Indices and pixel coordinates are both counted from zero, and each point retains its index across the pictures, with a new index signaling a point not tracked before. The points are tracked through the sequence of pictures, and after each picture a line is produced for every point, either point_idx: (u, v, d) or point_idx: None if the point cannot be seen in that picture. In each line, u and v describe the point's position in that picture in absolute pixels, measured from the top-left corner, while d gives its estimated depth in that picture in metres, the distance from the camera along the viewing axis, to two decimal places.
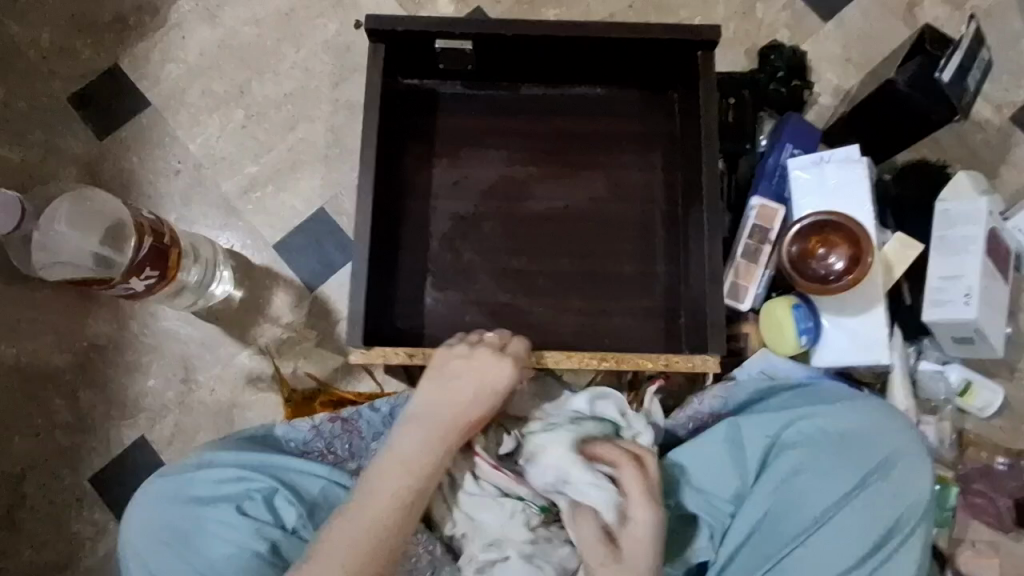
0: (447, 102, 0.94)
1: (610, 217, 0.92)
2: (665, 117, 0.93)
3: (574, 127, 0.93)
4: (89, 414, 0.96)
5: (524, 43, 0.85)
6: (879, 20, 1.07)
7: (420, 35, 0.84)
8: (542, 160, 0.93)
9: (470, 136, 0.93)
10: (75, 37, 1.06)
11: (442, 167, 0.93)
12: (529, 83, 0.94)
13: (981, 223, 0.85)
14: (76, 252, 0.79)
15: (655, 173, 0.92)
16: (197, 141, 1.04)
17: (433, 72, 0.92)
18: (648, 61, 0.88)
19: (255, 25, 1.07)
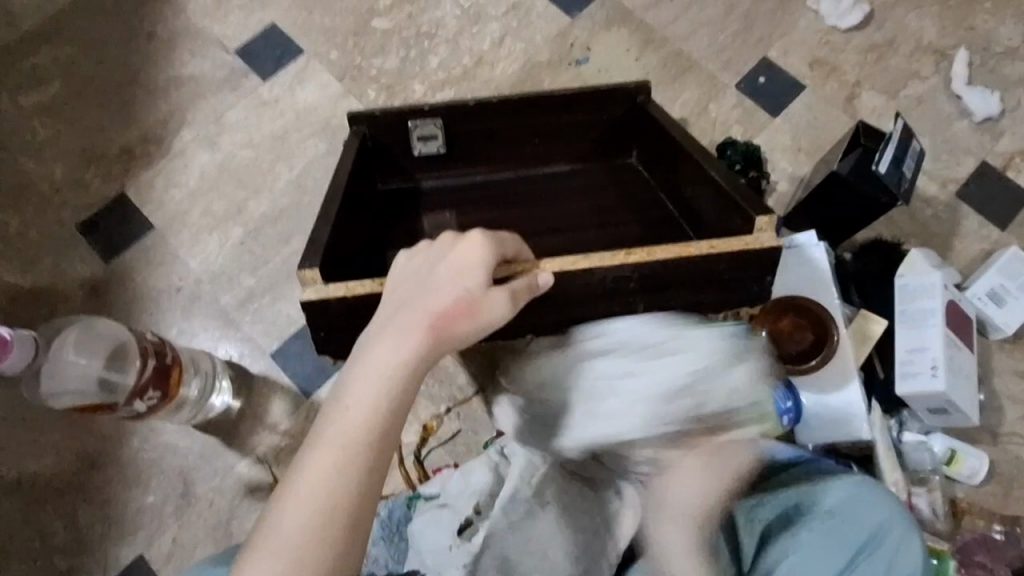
0: (427, 194, 1.00)
1: (599, 238, 0.96)
2: (628, 175, 1.01)
3: (549, 196, 0.99)
4: (88, 535, 0.96)
5: (490, 113, 0.93)
6: (820, 114, 1.18)
7: (396, 118, 0.92)
8: (523, 207, 0.98)
9: (455, 203, 0.99)
10: (85, 168, 1.15)
11: (430, 222, 0.98)
12: (504, 168, 1.00)
13: (938, 297, 0.90)
14: (76, 377, 0.82)
15: (631, 208, 0.98)
16: (197, 257, 1.10)
17: (409, 168, 0.99)
18: (605, 125, 0.98)
19: (252, 149, 1.17)
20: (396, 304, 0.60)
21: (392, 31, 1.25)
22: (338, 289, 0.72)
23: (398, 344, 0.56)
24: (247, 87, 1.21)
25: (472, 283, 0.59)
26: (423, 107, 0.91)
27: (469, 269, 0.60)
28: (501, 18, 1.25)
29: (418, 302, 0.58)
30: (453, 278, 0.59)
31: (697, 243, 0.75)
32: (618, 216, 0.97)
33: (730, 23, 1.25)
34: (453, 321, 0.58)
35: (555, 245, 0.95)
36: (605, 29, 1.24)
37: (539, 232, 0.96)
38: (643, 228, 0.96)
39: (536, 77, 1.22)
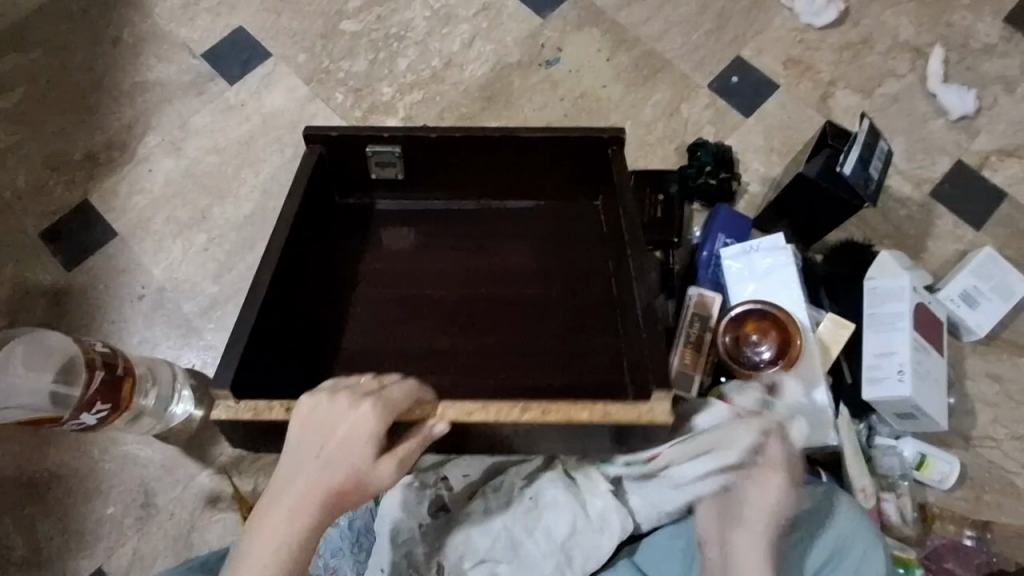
0: (380, 215, 0.98)
1: (533, 283, 0.93)
2: (591, 220, 0.97)
3: (501, 231, 0.97)
4: (45, 548, 0.95)
5: (449, 148, 0.90)
6: (794, 113, 1.17)
7: (352, 138, 0.90)
8: (467, 247, 0.96)
9: (405, 233, 0.97)
10: (49, 175, 1.14)
11: (382, 240, 0.96)
12: (462, 199, 0.98)
13: (905, 299, 0.88)
14: (28, 392, 0.81)
15: (580, 255, 0.95)
16: (161, 265, 1.09)
17: (367, 185, 0.97)
18: (569, 163, 0.93)
19: (218, 154, 1.16)
20: (289, 470, 0.59)
21: (361, 34, 1.23)
22: (247, 410, 0.71)
23: (291, 520, 0.56)
24: (213, 91, 1.20)
25: (365, 457, 0.59)
26: (382, 132, 0.89)
27: (355, 446, 0.58)
28: (470, 20, 1.24)
29: (310, 470, 0.58)
30: (341, 447, 0.58)
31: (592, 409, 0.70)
32: (564, 265, 0.94)
33: (702, 22, 1.23)
34: (346, 497, 0.58)
35: (490, 289, 0.93)
36: (576, 30, 1.23)
37: (479, 270, 0.95)
38: (594, 271, 0.94)
39: (505, 78, 1.20)
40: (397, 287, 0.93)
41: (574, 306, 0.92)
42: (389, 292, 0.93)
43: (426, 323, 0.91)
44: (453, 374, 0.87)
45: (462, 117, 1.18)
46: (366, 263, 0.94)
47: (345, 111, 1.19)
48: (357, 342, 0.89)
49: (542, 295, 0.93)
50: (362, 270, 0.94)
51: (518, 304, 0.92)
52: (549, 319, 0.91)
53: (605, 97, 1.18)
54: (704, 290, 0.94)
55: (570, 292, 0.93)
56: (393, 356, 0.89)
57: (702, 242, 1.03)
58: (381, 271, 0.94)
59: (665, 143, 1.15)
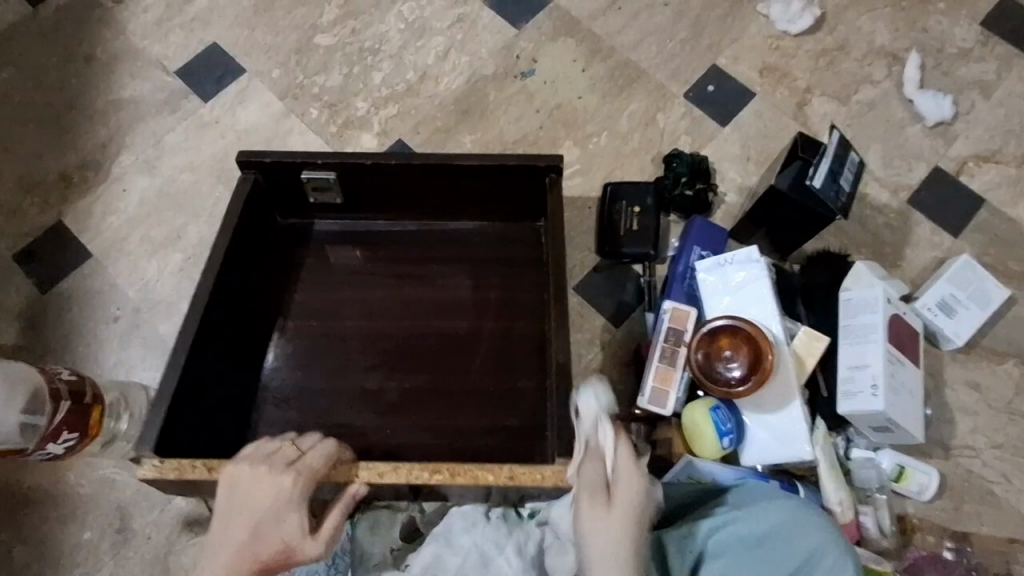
0: (320, 236, 0.99)
1: (466, 307, 0.96)
2: (527, 242, 0.99)
3: (438, 256, 0.99)
4: (22, 574, 0.94)
5: (383, 175, 0.91)
6: (770, 122, 1.16)
7: (286, 166, 0.90)
8: (403, 273, 0.98)
9: (341, 254, 0.98)
10: (23, 196, 1.13)
11: (320, 260, 0.98)
12: (400, 219, 0.99)
13: (879, 311, 0.87)
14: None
15: (513, 278, 0.98)
16: (136, 286, 1.08)
17: (308, 207, 0.98)
18: (506, 192, 0.94)
19: (192, 172, 1.15)
20: (218, 537, 0.64)
21: (335, 48, 1.23)
22: (170, 468, 0.69)
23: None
24: (187, 108, 1.19)
25: (291, 530, 0.64)
26: (315, 160, 0.89)
27: (280, 513, 0.64)
28: (445, 32, 1.23)
29: (233, 544, 0.63)
30: (258, 523, 0.64)
31: (499, 470, 0.70)
32: (498, 290, 0.97)
33: (678, 30, 1.23)
34: (275, 568, 0.63)
35: (425, 315, 0.96)
36: (551, 40, 1.22)
37: (412, 301, 0.97)
38: (527, 299, 0.97)
39: (480, 90, 1.19)
40: (330, 318, 0.95)
41: (504, 334, 0.95)
42: (323, 324, 0.95)
43: (359, 354, 0.93)
44: (382, 400, 0.91)
45: (437, 130, 1.17)
46: (303, 285, 0.97)
47: (320, 126, 1.18)
48: (291, 374, 0.91)
49: (473, 324, 0.95)
50: (296, 298, 0.96)
51: (449, 331, 0.95)
52: (479, 347, 0.94)
53: (581, 107, 1.18)
54: (679, 303, 0.95)
55: (501, 321, 0.96)
56: (325, 382, 0.91)
57: (677, 254, 1.03)
58: (314, 301, 0.96)
59: (642, 154, 1.15)
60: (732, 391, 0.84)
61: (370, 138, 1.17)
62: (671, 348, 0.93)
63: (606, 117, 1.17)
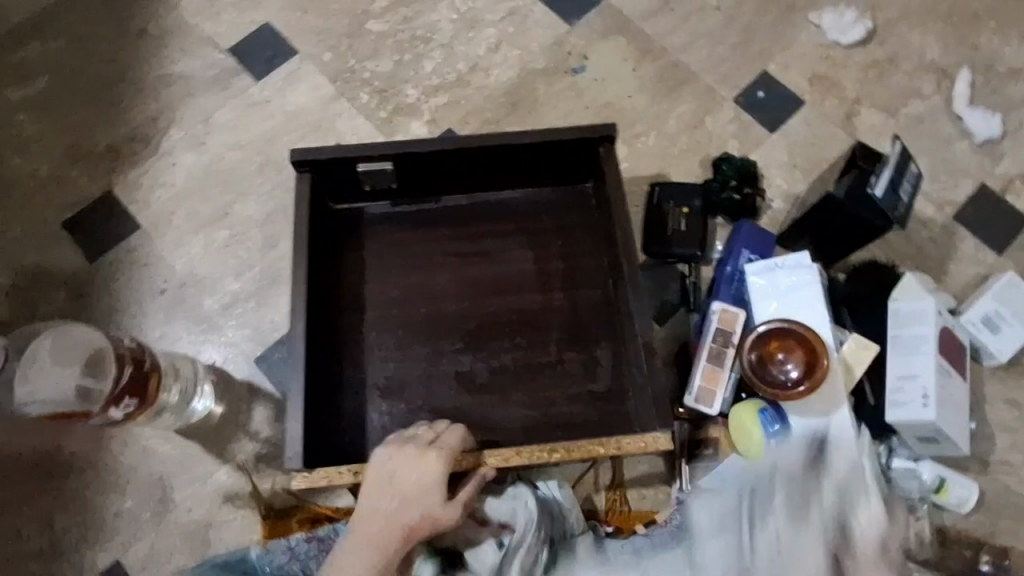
0: (376, 219, 1.03)
1: (535, 283, 1.01)
2: (585, 210, 1.03)
3: (504, 236, 1.03)
4: (63, 539, 0.95)
5: (443, 157, 0.96)
6: (818, 130, 1.17)
7: (346, 159, 0.95)
8: (471, 252, 1.02)
9: (407, 235, 1.03)
10: (72, 166, 1.14)
11: (386, 245, 1.02)
12: (460, 196, 1.04)
13: (929, 323, 0.88)
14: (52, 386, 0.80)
15: (579, 253, 1.02)
16: (181, 261, 1.09)
17: (363, 194, 1.02)
18: (553, 162, 1.00)
19: (240, 150, 1.15)
20: (367, 511, 0.75)
21: (386, 34, 1.23)
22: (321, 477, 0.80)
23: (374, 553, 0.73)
24: (237, 86, 1.19)
25: (432, 501, 0.75)
26: (372, 152, 0.94)
27: (424, 491, 0.75)
28: (497, 24, 1.23)
29: (380, 514, 0.75)
30: (405, 497, 0.75)
31: (607, 444, 0.80)
32: (565, 265, 1.01)
33: (729, 34, 1.23)
34: (416, 533, 0.75)
35: (495, 292, 1.01)
36: (602, 38, 1.22)
37: (482, 278, 1.01)
38: (587, 275, 1.01)
39: (530, 84, 1.19)
40: (410, 302, 1.00)
41: (575, 311, 0.99)
42: (404, 309, 1.00)
43: (443, 333, 0.99)
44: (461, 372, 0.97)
45: (486, 122, 1.17)
46: (376, 267, 1.01)
47: (368, 111, 1.18)
48: (379, 361, 0.97)
49: (543, 298, 1.00)
50: (373, 287, 1.00)
51: (520, 306, 1.00)
52: (552, 319, 0.99)
53: (630, 106, 1.18)
54: (727, 305, 0.96)
55: (567, 295, 1.00)
56: (415, 360, 0.98)
57: (725, 257, 1.04)
58: (391, 286, 1.01)
59: (690, 156, 1.15)
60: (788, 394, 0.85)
61: (419, 126, 1.17)
62: (718, 348, 0.94)
63: (655, 117, 1.17)
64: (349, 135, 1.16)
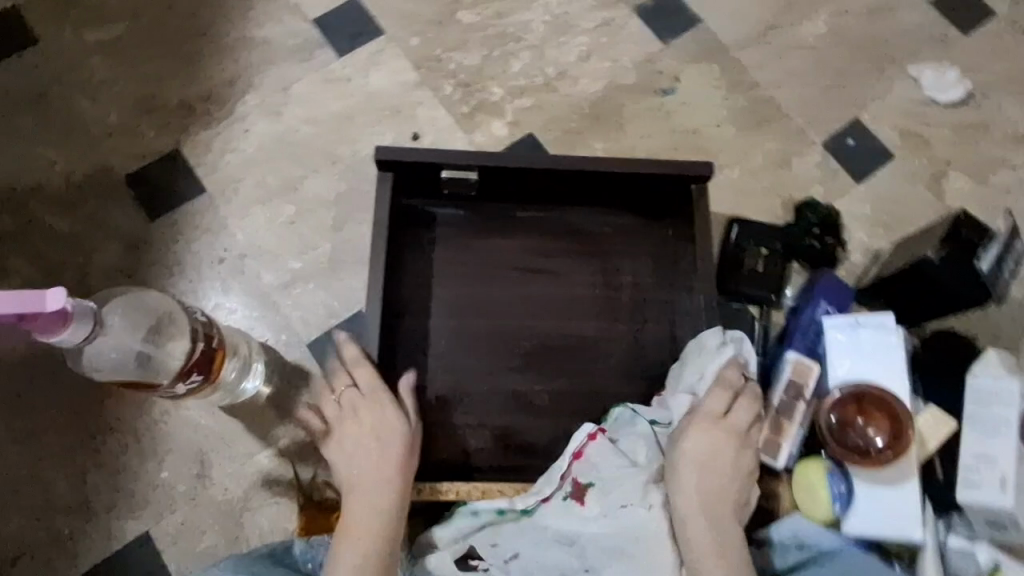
0: (443, 220, 0.98)
1: (598, 308, 0.97)
2: (658, 239, 0.99)
3: (570, 254, 0.99)
4: (93, 502, 0.92)
5: (524, 172, 0.91)
6: (904, 187, 1.14)
7: (427, 163, 0.89)
8: (535, 267, 0.99)
9: (471, 241, 0.99)
10: (141, 118, 1.10)
11: (450, 249, 0.98)
12: (528, 207, 0.99)
13: (1014, 405, 0.85)
14: (120, 362, 0.74)
15: (644, 281, 0.98)
16: (244, 231, 1.06)
17: (434, 195, 0.97)
18: (635, 188, 0.95)
19: (316, 126, 1.11)
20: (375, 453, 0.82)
21: (477, 26, 1.19)
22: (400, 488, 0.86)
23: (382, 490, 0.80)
24: (319, 60, 1.15)
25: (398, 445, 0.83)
26: (457, 162, 0.89)
27: (388, 435, 0.83)
28: (590, 32, 1.19)
29: (387, 453, 0.82)
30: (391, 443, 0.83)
31: None
32: (630, 291, 0.98)
33: (826, 75, 1.20)
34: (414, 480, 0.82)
35: (558, 313, 0.97)
36: (697, 61, 1.19)
37: (548, 299, 0.98)
38: (657, 309, 0.98)
39: (619, 99, 1.16)
40: (474, 316, 0.97)
41: (639, 345, 0.96)
42: (467, 323, 0.96)
43: (506, 350, 0.96)
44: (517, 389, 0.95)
45: (569, 132, 1.14)
46: (438, 269, 0.97)
47: (451, 104, 1.14)
48: (438, 370, 0.94)
49: (609, 326, 0.97)
50: (437, 297, 0.97)
51: (581, 329, 0.97)
52: (616, 349, 0.96)
53: (717, 136, 1.15)
54: (802, 356, 0.94)
55: (629, 324, 0.97)
56: (473, 375, 0.95)
57: (801, 306, 1.02)
58: (455, 297, 0.97)
59: (772, 197, 1.13)
60: (874, 459, 0.84)
61: (501, 126, 1.14)
62: (790, 399, 0.91)
63: (741, 153, 1.15)
64: (429, 125, 1.13)
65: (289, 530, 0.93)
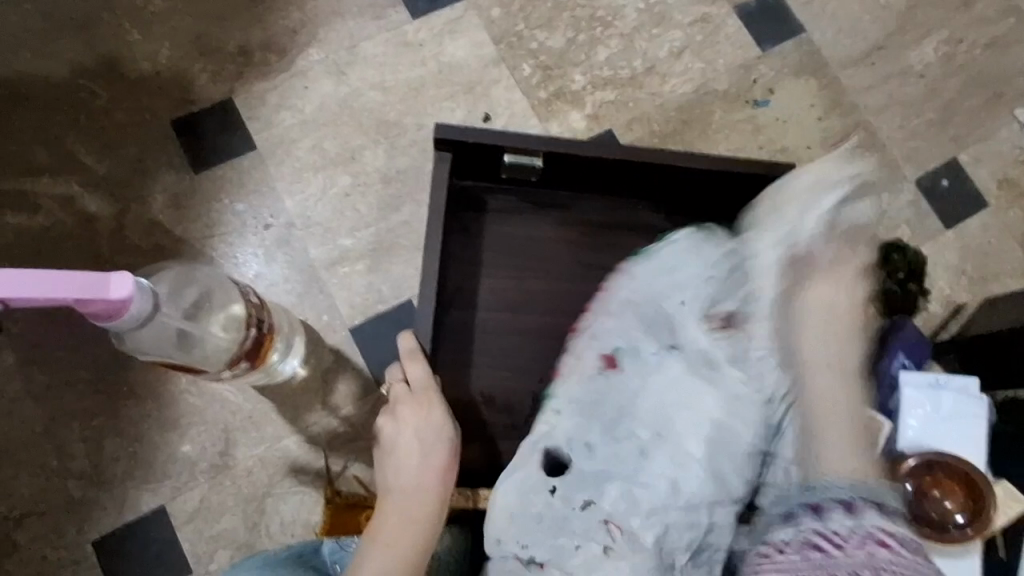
0: (496, 206, 0.88)
1: None
2: None
3: (629, 253, 0.89)
4: (110, 469, 0.87)
5: (594, 162, 0.80)
6: (996, 240, 1.07)
7: (487, 146, 0.78)
8: (591, 263, 0.88)
9: (524, 229, 0.88)
10: (196, 59, 1.01)
11: (500, 237, 0.88)
12: (589, 195, 0.88)
13: None
14: (159, 345, 0.67)
15: None
16: (294, 198, 0.98)
17: (489, 178, 0.86)
18: (708, 188, 0.84)
19: (383, 92, 1.03)
20: (408, 449, 0.70)
21: (565, 5, 1.09)
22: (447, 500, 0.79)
23: (418, 491, 0.68)
24: (392, 19, 1.05)
25: (437, 437, 0.71)
26: (522, 146, 0.77)
27: (427, 426, 0.71)
28: (686, 27, 1.10)
29: (423, 449, 0.70)
30: (426, 437, 0.71)
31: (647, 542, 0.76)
32: None
33: (929, 108, 1.11)
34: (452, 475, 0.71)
35: None
36: (794, 75, 1.10)
37: None
38: None
39: (707, 105, 1.08)
40: (521, 313, 0.87)
41: None
42: (514, 319, 0.87)
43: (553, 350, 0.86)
44: None
45: (651, 134, 1.06)
46: (486, 258, 0.88)
47: (529, 87, 1.06)
48: (479, 371, 0.86)
49: None
50: (483, 289, 0.87)
51: None
52: None
53: (806, 159, 1.08)
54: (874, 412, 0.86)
55: None
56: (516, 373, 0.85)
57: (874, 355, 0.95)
58: (503, 290, 0.87)
59: None
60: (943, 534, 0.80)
61: (579, 118, 1.06)
62: None
63: None
64: (502, 107, 1.05)
65: (312, 523, 0.88)
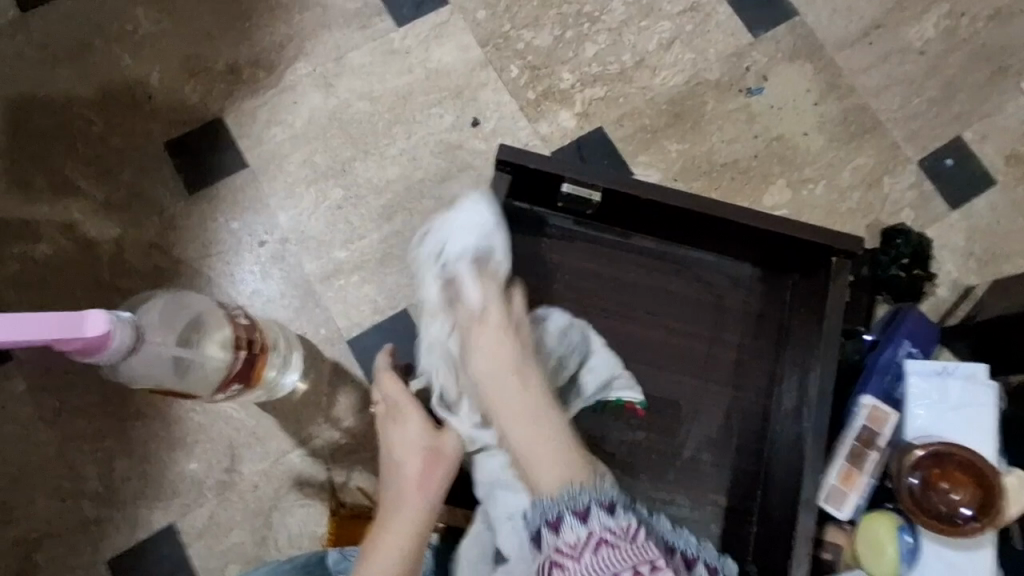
0: (551, 234, 0.91)
1: (682, 352, 0.91)
2: (773, 298, 0.91)
3: (669, 294, 0.92)
4: (121, 489, 0.89)
5: (652, 206, 0.83)
6: (1005, 218, 1.04)
7: (549, 175, 0.81)
8: (633, 304, 0.92)
9: (576, 265, 0.92)
10: (186, 80, 1.02)
11: (550, 268, 0.91)
12: (643, 236, 0.92)
13: None
14: (153, 373, 0.69)
15: (742, 337, 0.91)
16: (288, 213, 0.99)
17: (549, 205, 0.89)
18: (769, 245, 0.86)
19: (371, 103, 1.03)
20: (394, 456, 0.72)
21: (550, 2, 1.08)
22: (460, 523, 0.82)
23: (418, 503, 0.68)
24: (377, 28, 1.05)
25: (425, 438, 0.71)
26: (587, 181, 0.81)
27: (415, 436, 0.72)
28: (674, 17, 1.08)
29: (412, 457, 0.71)
30: (413, 445, 0.71)
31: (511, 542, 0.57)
32: (725, 340, 0.91)
33: (930, 86, 1.08)
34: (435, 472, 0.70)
35: (646, 361, 0.91)
36: (789, 60, 1.08)
37: (641, 342, 0.91)
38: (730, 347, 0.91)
39: (699, 96, 1.06)
40: None
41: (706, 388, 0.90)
42: None
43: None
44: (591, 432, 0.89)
45: (642, 129, 1.05)
46: (538, 285, 0.91)
47: (517, 89, 1.05)
48: None
49: (700, 383, 0.91)
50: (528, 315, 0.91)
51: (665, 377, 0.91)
52: (702, 407, 0.90)
53: (803, 146, 1.05)
54: (880, 403, 0.85)
55: (719, 378, 0.91)
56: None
57: (878, 343, 0.93)
58: None
59: (855, 219, 1.04)
60: (954, 527, 0.77)
61: (568, 117, 1.05)
62: (861, 449, 0.84)
63: (825, 167, 1.05)
64: (490, 110, 1.04)
65: (319, 534, 0.90)
